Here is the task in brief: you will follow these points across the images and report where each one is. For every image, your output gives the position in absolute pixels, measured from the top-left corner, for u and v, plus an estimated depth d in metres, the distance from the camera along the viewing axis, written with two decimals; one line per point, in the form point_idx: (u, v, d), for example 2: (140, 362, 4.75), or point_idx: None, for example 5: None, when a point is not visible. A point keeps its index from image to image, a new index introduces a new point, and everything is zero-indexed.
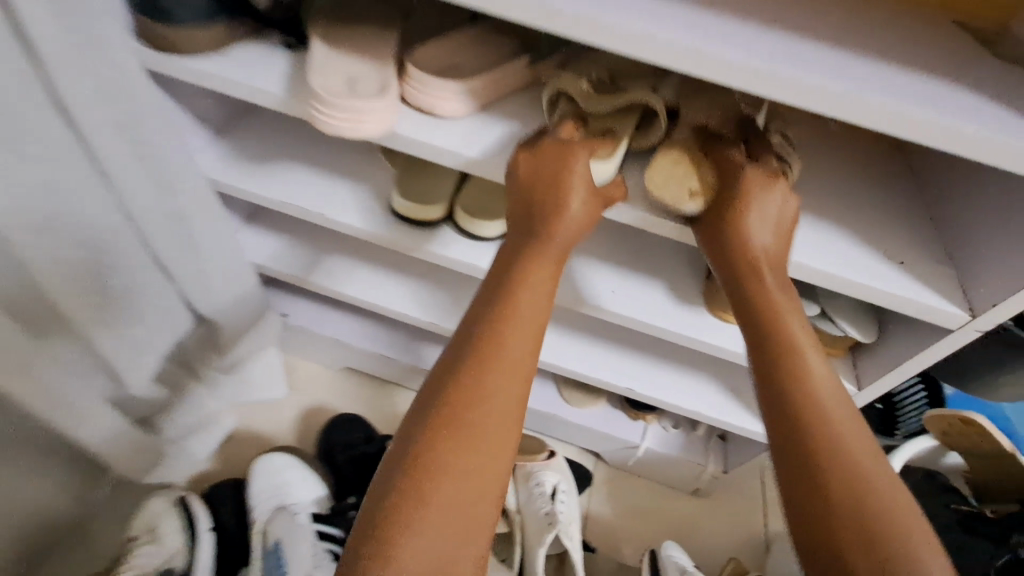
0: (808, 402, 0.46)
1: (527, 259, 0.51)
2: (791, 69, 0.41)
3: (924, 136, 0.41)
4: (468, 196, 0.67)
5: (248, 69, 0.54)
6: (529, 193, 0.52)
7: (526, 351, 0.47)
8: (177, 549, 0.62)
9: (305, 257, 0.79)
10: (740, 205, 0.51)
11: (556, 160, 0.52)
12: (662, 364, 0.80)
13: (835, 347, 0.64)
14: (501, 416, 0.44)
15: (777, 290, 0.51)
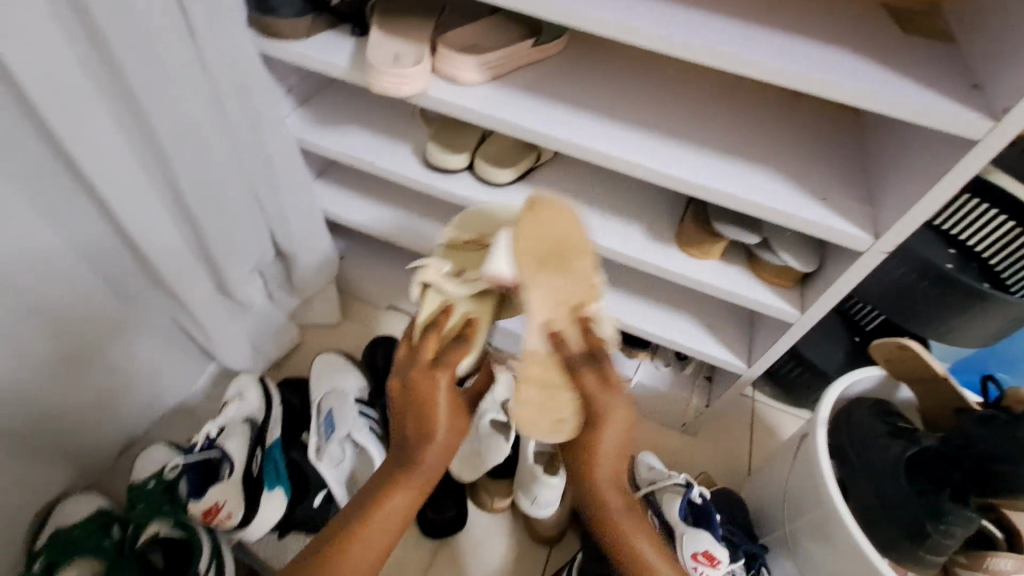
0: (612, 513, 0.58)
1: (423, 439, 0.60)
2: (701, 38, 0.57)
3: (805, 82, 0.56)
4: (488, 152, 0.86)
5: (325, 50, 0.75)
6: (415, 411, 0.60)
7: (439, 459, 0.60)
8: (258, 407, 0.80)
9: (361, 204, 1.00)
10: (589, 417, 0.57)
11: (415, 399, 0.60)
12: (648, 303, 0.94)
13: (783, 279, 0.76)
14: (402, 517, 0.58)
15: (583, 456, 0.58)
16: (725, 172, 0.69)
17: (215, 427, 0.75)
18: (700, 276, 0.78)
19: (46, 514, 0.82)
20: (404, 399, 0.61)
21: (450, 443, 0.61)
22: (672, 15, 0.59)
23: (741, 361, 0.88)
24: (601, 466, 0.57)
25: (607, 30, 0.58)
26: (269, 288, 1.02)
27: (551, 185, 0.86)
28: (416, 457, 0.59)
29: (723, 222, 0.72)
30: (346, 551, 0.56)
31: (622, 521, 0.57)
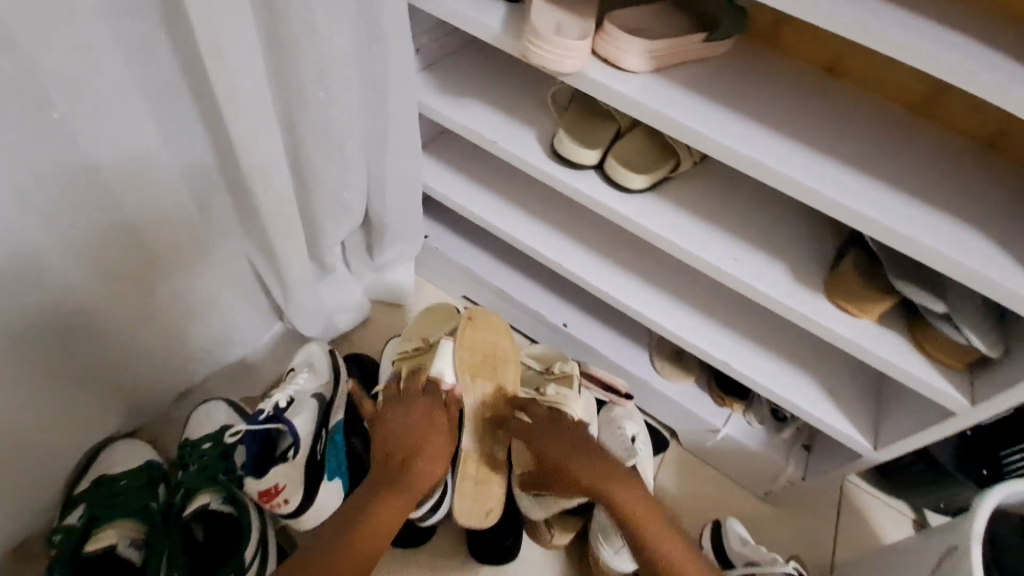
0: (624, 499, 0.64)
1: (410, 460, 0.64)
2: (956, 56, 0.49)
3: None
4: (621, 151, 0.76)
5: (479, 9, 0.67)
6: (411, 425, 0.67)
7: (428, 477, 0.64)
8: (326, 382, 0.74)
9: (464, 186, 0.92)
10: (549, 438, 0.69)
11: (408, 418, 0.67)
12: (763, 350, 0.83)
13: (955, 359, 0.64)
14: (397, 510, 0.61)
15: (575, 463, 0.66)
16: (914, 221, 0.60)
17: (284, 397, 0.69)
18: (852, 336, 0.67)
19: (94, 449, 0.78)
20: (402, 422, 0.67)
21: (412, 499, 0.62)
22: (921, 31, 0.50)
23: (866, 440, 0.76)
24: (579, 462, 0.66)
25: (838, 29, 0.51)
26: (349, 255, 0.96)
27: (685, 201, 0.76)
28: (414, 452, 0.65)
29: (903, 283, 0.62)
30: (364, 540, 0.57)
31: (648, 513, 0.64)
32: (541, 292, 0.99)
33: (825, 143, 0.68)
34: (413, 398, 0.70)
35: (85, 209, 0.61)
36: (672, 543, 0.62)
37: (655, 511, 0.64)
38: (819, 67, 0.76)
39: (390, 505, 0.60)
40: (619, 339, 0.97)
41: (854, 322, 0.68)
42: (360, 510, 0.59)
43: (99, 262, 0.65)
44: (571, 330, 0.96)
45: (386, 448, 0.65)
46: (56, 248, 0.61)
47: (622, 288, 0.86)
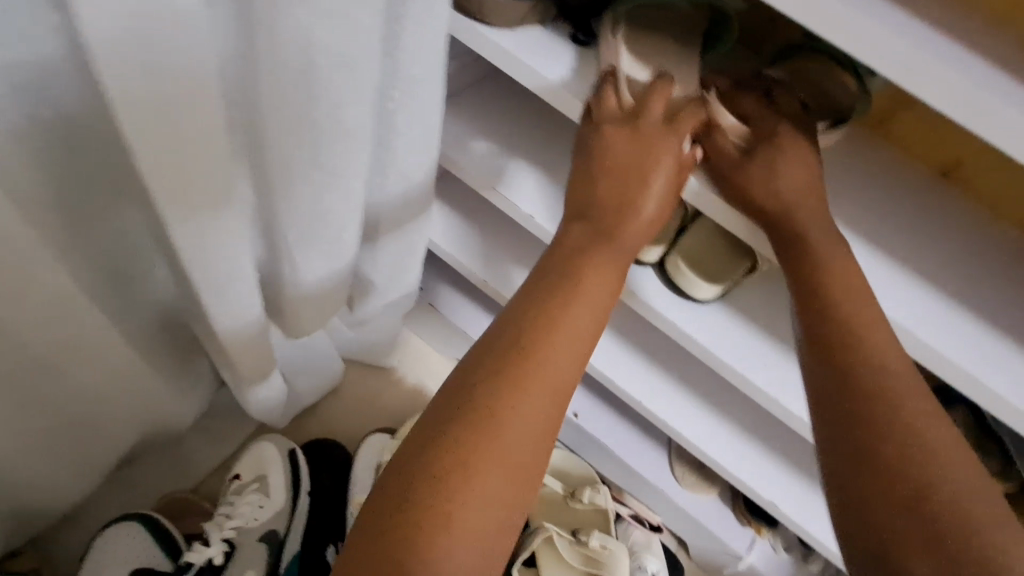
0: (888, 418, 0.38)
1: (624, 216, 0.46)
2: None
3: None
4: (688, 249, 0.61)
5: (536, 52, 0.49)
6: (582, 252, 0.45)
7: (573, 347, 0.41)
8: (278, 510, 0.62)
9: (476, 245, 0.74)
10: (774, 154, 0.45)
11: (637, 147, 0.46)
12: (812, 486, 0.71)
13: None
14: (534, 425, 0.38)
15: (839, 275, 0.42)
16: None
17: (221, 549, 0.59)
18: None
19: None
20: (572, 249, 0.45)
21: (577, 352, 0.41)
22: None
23: None
24: (836, 292, 0.42)
25: None
26: None
27: (757, 315, 0.62)
28: (531, 343, 0.40)
29: None
30: (486, 443, 0.37)
31: (908, 446, 0.37)
32: None
33: None
34: (607, 220, 0.47)
35: None
36: (951, 477, 0.36)
37: (975, 464, 0.37)
38: None
39: (518, 428, 0.37)
40: (638, 437, 0.83)
41: None
42: (450, 426, 0.38)
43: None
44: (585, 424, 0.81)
45: (547, 297, 0.42)
46: None
47: (653, 396, 0.73)
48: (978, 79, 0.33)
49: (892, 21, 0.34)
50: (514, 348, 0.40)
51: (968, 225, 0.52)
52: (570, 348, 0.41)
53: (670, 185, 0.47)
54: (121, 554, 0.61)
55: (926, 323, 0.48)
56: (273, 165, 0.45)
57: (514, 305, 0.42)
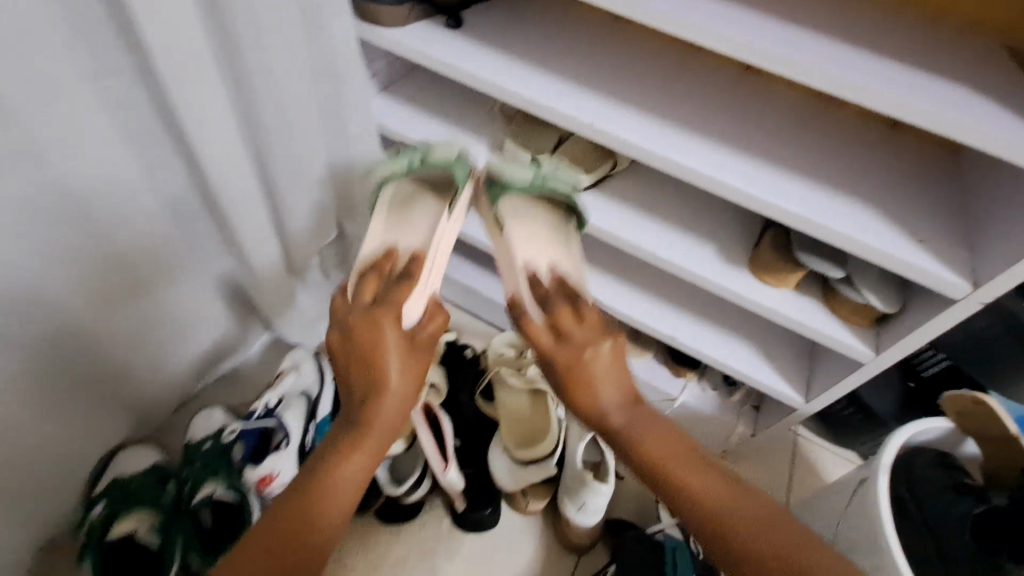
0: (671, 444, 0.59)
1: (378, 328, 0.61)
2: (808, 58, 0.53)
3: (907, 111, 0.51)
4: (563, 155, 0.84)
5: (419, 38, 0.75)
6: (357, 353, 0.61)
7: (391, 424, 0.59)
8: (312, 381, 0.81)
9: None
10: (565, 362, 0.63)
11: (372, 325, 0.61)
12: (707, 323, 0.91)
13: (861, 317, 0.73)
14: (361, 475, 0.56)
15: (581, 369, 0.62)
16: (804, 199, 0.67)
17: (273, 397, 0.77)
18: (773, 304, 0.76)
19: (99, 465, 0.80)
20: (345, 355, 0.61)
21: (388, 420, 0.59)
22: (756, 19, 0.56)
23: (799, 396, 0.86)
24: (595, 369, 0.62)
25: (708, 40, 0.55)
26: (327, 266, 1.02)
27: (623, 194, 0.85)
28: (366, 423, 0.58)
29: (808, 254, 0.72)
30: (327, 483, 0.54)
31: (678, 454, 0.58)
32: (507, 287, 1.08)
33: (741, 135, 0.74)
34: (361, 329, 0.61)
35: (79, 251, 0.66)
36: (701, 480, 0.56)
37: (735, 502, 0.55)
38: (739, 64, 0.82)
39: (351, 477, 0.55)
40: None
41: (776, 292, 0.77)
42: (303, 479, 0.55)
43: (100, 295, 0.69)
44: None
45: (356, 384, 0.60)
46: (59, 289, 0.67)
47: None
48: None
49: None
50: (357, 413, 0.58)
51: (725, 103, 0.78)
52: (405, 394, 0.60)
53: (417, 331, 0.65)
54: (196, 428, 0.78)
55: (692, 152, 0.71)
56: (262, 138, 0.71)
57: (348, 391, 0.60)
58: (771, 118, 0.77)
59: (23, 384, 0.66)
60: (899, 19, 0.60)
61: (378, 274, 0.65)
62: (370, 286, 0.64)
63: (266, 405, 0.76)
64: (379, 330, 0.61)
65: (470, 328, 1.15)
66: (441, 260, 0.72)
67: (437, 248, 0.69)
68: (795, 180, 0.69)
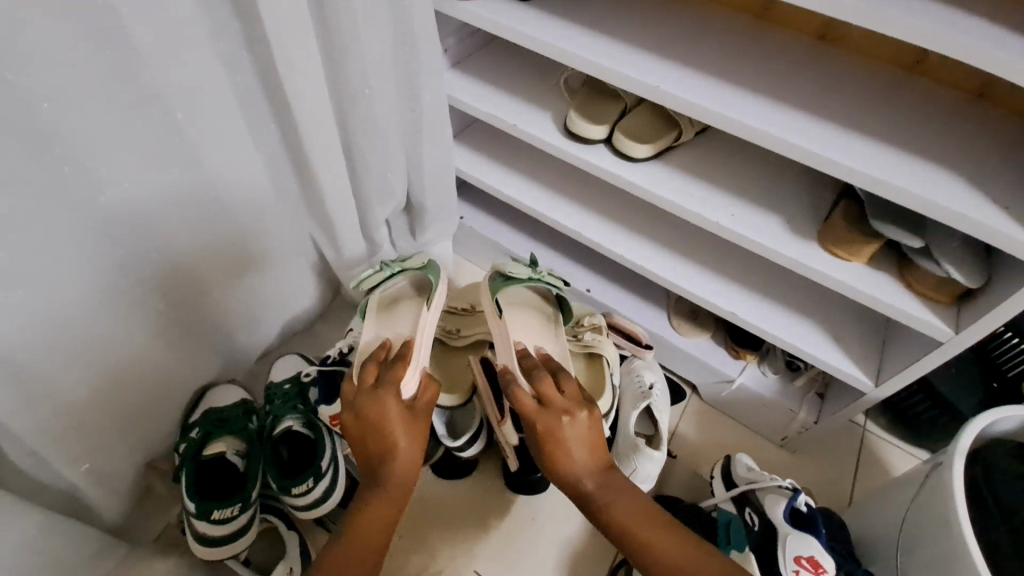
0: (639, 519, 0.64)
1: (386, 433, 0.65)
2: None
3: (922, 39, 0.55)
4: (628, 127, 0.85)
5: (494, 10, 0.78)
6: (371, 432, 0.65)
7: (415, 457, 0.66)
8: None
9: (492, 169, 1.03)
10: (547, 432, 0.67)
11: (376, 415, 0.66)
12: (770, 302, 0.89)
13: (942, 293, 0.70)
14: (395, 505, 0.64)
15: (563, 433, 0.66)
16: (878, 163, 0.66)
17: (344, 344, 0.82)
18: (845, 278, 0.73)
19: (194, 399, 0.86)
20: (361, 424, 0.66)
21: (411, 466, 0.66)
22: None
23: (868, 378, 0.82)
24: (565, 440, 0.67)
25: None
26: (394, 236, 1.08)
27: (687, 166, 0.84)
28: (388, 448, 0.65)
29: (884, 223, 0.69)
30: (358, 534, 0.61)
31: (640, 521, 0.64)
32: (564, 262, 1.09)
33: (814, 103, 0.73)
34: (374, 393, 0.67)
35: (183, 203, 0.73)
36: (669, 549, 0.61)
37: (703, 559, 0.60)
38: (813, 34, 0.81)
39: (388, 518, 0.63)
40: (639, 301, 1.05)
41: (848, 267, 0.74)
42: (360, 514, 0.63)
43: (208, 240, 0.75)
44: (593, 293, 1.05)
45: (370, 445, 0.65)
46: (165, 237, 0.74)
47: (635, 251, 0.94)
48: None
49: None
50: (371, 486, 0.64)
51: (797, 72, 0.76)
52: (409, 457, 0.66)
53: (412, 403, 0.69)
54: (275, 373, 0.84)
55: (764, 117, 0.70)
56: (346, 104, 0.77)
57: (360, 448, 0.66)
58: (846, 88, 0.75)
59: (142, 318, 0.72)
60: None
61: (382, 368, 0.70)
62: (369, 374, 0.69)
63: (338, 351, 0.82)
64: (391, 408, 0.66)
65: None
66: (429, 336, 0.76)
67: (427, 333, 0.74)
68: (871, 147, 0.68)
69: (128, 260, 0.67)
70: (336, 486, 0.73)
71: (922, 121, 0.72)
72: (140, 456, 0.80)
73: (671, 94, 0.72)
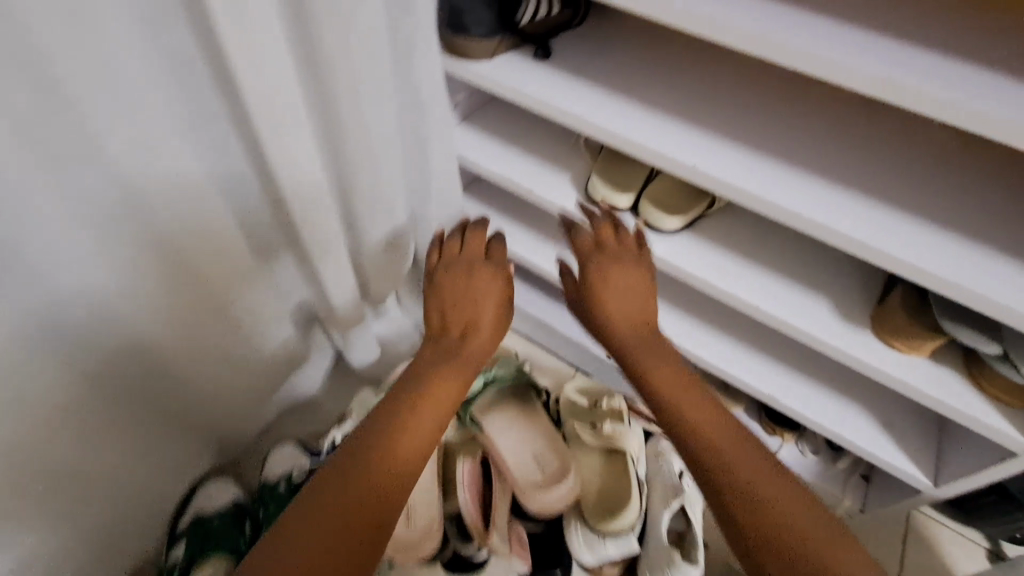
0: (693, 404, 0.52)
1: (476, 305, 0.64)
2: (869, 61, 0.46)
3: (978, 120, 0.44)
4: (655, 193, 0.78)
5: (509, 72, 0.71)
6: (456, 300, 0.64)
7: (477, 352, 0.61)
8: None
9: (506, 227, 0.96)
10: (603, 270, 0.64)
11: (464, 286, 0.66)
12: (812, 382, 0.81)
13: (1016, 398, 0.61)
14: (460, 389, 0.56)
15: (613, 274, 0.64)
16: (950, 259, 0.57)
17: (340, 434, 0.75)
18: (904, 376, 0.65)
19: (187, 492, 0.86)
20: (450, 292, 0.65)
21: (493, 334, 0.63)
22: (808, 17, 0.49)
23: (926, 477, 0.74)
24: (610, 293, 0.63)
25: (745, 47, 0.48)
26: (404, 297, 1.01)
27: (722, 237, 0.77)
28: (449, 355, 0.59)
29: (951, 323, 0.61)
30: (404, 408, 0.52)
31: (688, 391, 0.53)
32: (582, 323, 1.02)
33: (872, 178, 0.64)
34: (456, 272, 0.67)
35: None
36: (733, 457, 0.47)
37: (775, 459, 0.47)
38: None
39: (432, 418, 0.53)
40: None
41: (908, 363, 0.66)
42: (388, 404, 0.53)
43: (198, 335, 0.70)
44: (615, 360, 0.97)
45: (446, 319, 0.63)
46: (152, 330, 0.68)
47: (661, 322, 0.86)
48: None
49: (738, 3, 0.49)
50: (424, 375, 0.56)
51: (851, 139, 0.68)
52: (490, 318, 0.64)
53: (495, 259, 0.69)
54: (273, 465, 0.78)
55: (820, 201, 0.62)
56: None
57: (432, 300, 0.65)
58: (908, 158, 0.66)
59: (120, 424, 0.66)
60: None
61: (479, 230, 0.72)
62: (462, 244, 0.70)
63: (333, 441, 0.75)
64: (490, 279, 0.67)
65: (542, 363, 1.11)
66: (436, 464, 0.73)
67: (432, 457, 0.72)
68: (943, 237, 0.59)
69: (109, 367, 0.64)
70: None
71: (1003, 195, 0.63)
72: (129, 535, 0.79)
73: (707, 174, 0.64)
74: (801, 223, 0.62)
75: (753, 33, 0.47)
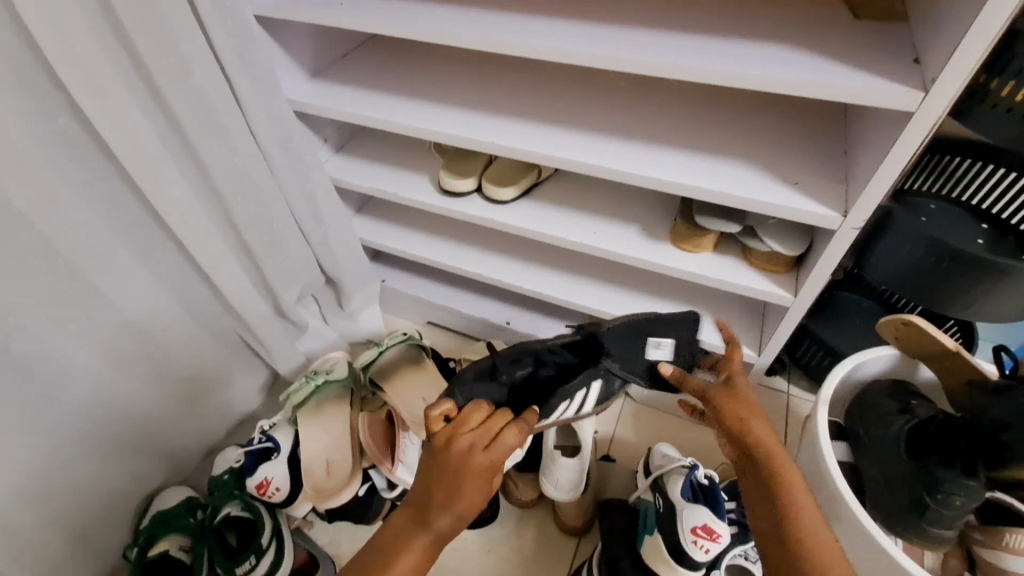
0: (733, 419, 0.58)
1: (471, 463, 0.51)
2: (514, 37, 0.69)
3: (584, 60, 0.66)
4: (491, 174, 0.94)
5: (339, 100, 0.87)
6: (440, 483, 0.51)
7: (419, 549, 0.51)
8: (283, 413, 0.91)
9: (393, 231, 1.11)
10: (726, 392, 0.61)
11: (460, 460, 0.51)
12: (657, 300, 0.97)
13: (775, 265, 0.79)
14: (421, 556, 0.51)
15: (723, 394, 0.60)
16: (679, 167, 0.72)
17: (268, 423, 0.89)
18: (696, 268, 0.81)
19: (144, 504, 0.96)
20: (424, 482, 0.52)
21: (473, 497, 0.51)
22: (490, 16, 0.73)
23: (751, 349, 0.89)
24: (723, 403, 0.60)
25: (441, 41, 0.72)
26: (325, 310, 1.14)
27: (554, 197, 0.93)
28: (395, 555, 0.50)
29: (708, 217, 0.79)
30: None
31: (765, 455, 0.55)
32: (481, 301, 1.17)
33: (638, 120, 0.79)
34: (460, 445, 0.52)
35: (91, 325, 0.79)
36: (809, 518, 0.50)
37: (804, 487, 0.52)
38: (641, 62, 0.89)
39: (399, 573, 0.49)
40: (557, 322, 1.12)
41: (695, 259, 0.82)
42: (371, 554, 0.51)
43: (114, 355, 0.84)
44: (512, 325, 1.12)
45: (449, 443, 0.53)
46: (84, 361, 0.80)
47: (533, 278, 1.01)
48: (378, 11, 0.75)
49: (453, 21, 0.73)
50: (414, 523, 0.51)
51: (624, 96, 0.83)
52: (468, 479, 0.51)
53: (497, 451, 0.53)
54: (218, 462, 0.89)
55: (589, 145, 0.76)
56: (236, 212, 0.84)
57: (422, 465, 0.53)
58: (669, 100, 0.82)
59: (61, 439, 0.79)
60: (739, 16, 0.69)
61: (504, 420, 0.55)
62: (471, 412, 0.56)
63: (262, 430, 0.88)
64: (491, 455, 0.52)
65: (461, 344, 1.24)
66: (339, 435, 0.87)
67: (326, 436, 0.87)
68: (682, 153, 0.74)
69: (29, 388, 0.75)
70: (283, 556, 0.80)
71: (741, 112, 0.78)
72: (92, 564, 0.90)
73: (499, 144, 0.78)
74: (571, 164, 0.75)
75: (440, 30, 0.71)
